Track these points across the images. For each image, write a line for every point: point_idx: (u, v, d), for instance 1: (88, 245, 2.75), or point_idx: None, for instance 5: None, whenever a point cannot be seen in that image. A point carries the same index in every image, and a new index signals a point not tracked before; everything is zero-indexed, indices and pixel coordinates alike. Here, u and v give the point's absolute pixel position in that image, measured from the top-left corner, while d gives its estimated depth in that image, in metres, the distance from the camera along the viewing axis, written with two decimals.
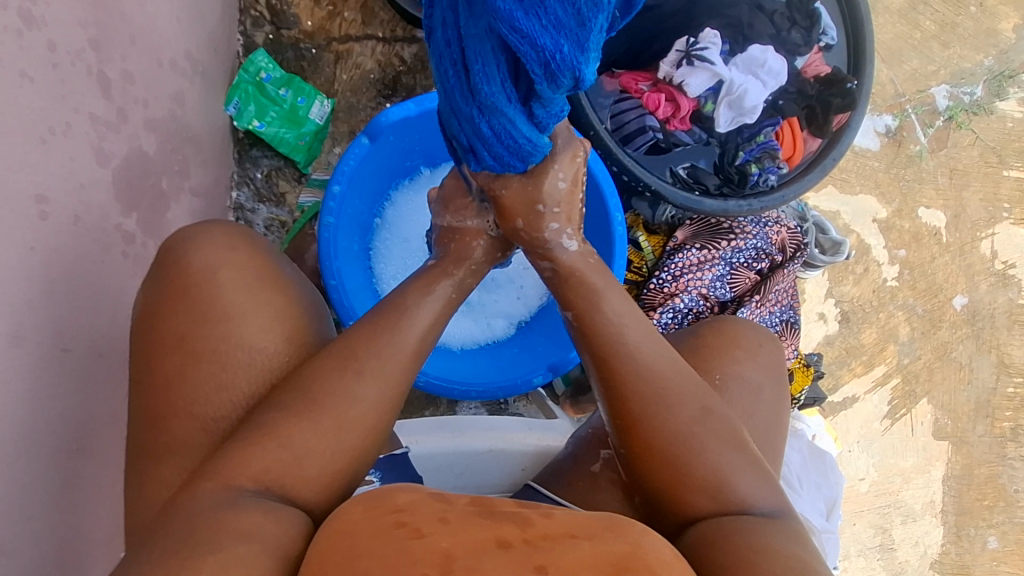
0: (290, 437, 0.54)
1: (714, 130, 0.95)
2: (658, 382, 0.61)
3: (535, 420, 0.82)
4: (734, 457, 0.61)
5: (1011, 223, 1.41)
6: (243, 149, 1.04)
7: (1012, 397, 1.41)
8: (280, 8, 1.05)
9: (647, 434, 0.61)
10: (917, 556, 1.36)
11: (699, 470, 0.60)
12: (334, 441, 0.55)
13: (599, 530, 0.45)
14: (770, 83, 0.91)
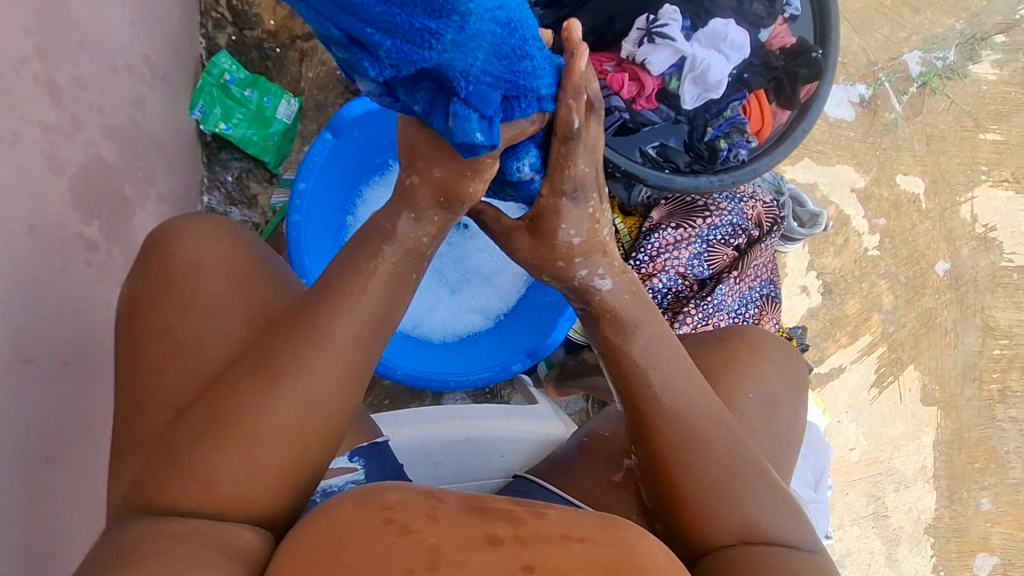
0: (213, 456, 0.49)
1: (681, 107, 0.94)
2: (686, 412, 0.61)
3: (513, 407, 0.84)
4: (756, 489, 0.59)
5: (990, 186, 1.41)
6: (212, 152, 1.03)
7: (998, 359, 1.41)
8: (241, 9, 1.04)
9: (671, 458, 0.60)
10: (910, 522, 1.37)
11: (724, 504, 0.58)
12: (256, 466, 0.50)
13: (594, 532, 0.43)
14: (734, 56, 0.91)
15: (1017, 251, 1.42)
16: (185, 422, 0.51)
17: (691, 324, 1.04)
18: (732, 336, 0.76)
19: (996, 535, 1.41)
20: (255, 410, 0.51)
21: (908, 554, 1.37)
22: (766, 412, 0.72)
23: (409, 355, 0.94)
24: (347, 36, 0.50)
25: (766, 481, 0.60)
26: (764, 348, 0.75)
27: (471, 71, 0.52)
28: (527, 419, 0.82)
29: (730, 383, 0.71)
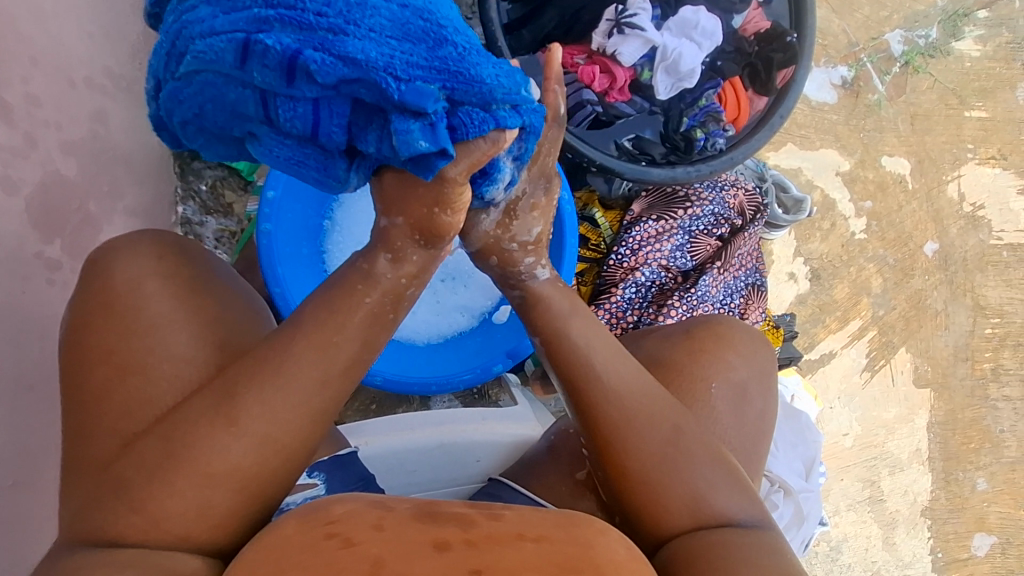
0: (155, 490, 0.49)
1: (655, 97, 0.94)
2: (628, 401, 0.61)
3: (490, 411, 0.82)
4: (713, 472, 0.59)
5: (977, 164, 1.40)
6: (184, 162, 1.02)
7: (990, 338, 1.41)
8: None
9: (619, 454, 0.59)
10: (906, 505, 1.37)
11: (675, 490, 0.58)
12: (200, 497, 0.50)
13: (550, 530, 0.42)
14: (705, 43, 0.92)
15: (1006, 229, 1.41)
16: (127, 453, 0.51)
17: (676, 316, 1.01)
18: (701, 326, 0.75)
19: (994, 514, 1.41)
20: (193, 440, 0.50)
21: (904, 537, 1.37)
22: (736, 403, 0.71)
23: (388, 360, 0.93)
24: (237, 52, 0.45)
25: (728, 469, 0.60)
26: (734, 340, 0.74)
27: (395, 64, 0.45)
28: (502, 422, 0.81)
29: (699, 375, 0.71)
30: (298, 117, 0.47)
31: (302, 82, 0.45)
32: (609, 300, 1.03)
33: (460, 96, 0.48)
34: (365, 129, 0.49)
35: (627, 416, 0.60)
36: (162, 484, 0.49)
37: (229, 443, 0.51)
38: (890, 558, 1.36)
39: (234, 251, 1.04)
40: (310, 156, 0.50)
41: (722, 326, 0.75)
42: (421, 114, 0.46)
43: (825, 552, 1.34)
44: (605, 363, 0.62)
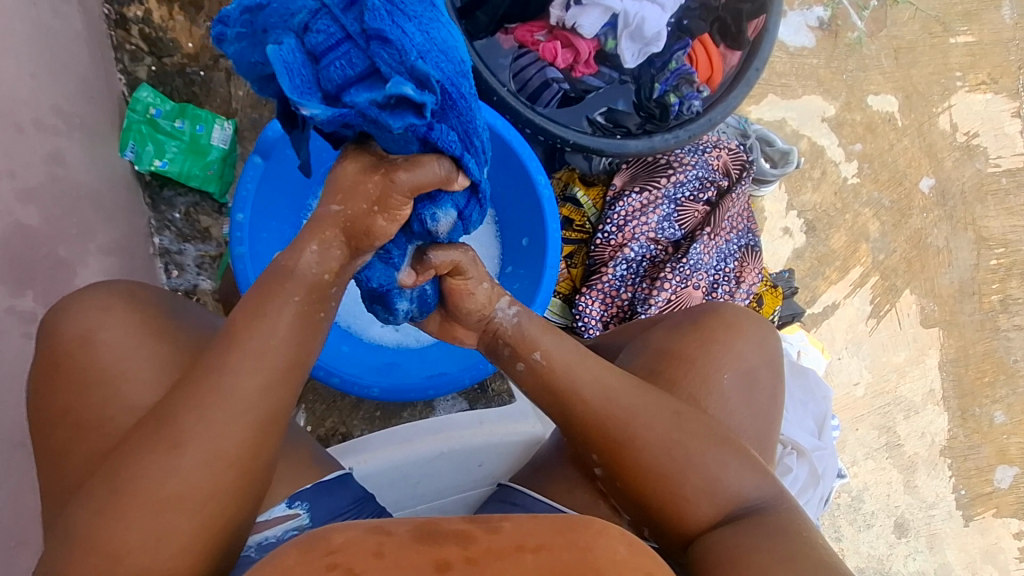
0: (109, 526, 0.49)
1: (623, 66, 0.91)
2: (626, 401, 0.61)
3: (486, 412, 0.81)
4: (722, 454, 0.60)
5: (967, 92, 1.35)
6: (154, 192, 1.00)
7: (996, 269, 1.38)
8: (156, 36, 1.00)
9: (636, 457, 0.59)
10: (925, 447, 1.36)
11: (692, 479, 0.58)
12: (156, 527, 0.49)
13: (550, 536, 0.42)
14: (669, 4, 0.88)
15: (1003, 155, 1.37)
16: (79, 501, 0.51)
17: (670, 290, 1.00)
18: (706, 314, 0.73)
19: (1015, 446, 1.40)
20: (144, 473, 0.49)
21: (926, 479, 1.36)
22: (741, 388, 0.69)
23: (385, 370, 0.91)
24: None
25: (736, 453, 0.60)
26: (739, 323, 0.73)
27: (432, 52, 0.50)
28: (500, 422, 0.80)
29: (701, 359, 0.69)
30: (323, 33, 0.49)
31: (350, 17, 0.49)
32: (600, 280, 1.02)
33: (453, 115, 0.53)
34: (364, 86, 0.50)
35: (626, 432, 0.60)
36: (116, 519, 0.49)
37: (194, 466, 0.50)
38: (913, 501, 1.36)
39: (218, 275, 1.02)
40: (300, 73, 0.50)
41: (731, 314, 0.73)
42: (422, 86, 0.49)
43: (847, 503, 1.34)
44: (597, 374, 0.62)
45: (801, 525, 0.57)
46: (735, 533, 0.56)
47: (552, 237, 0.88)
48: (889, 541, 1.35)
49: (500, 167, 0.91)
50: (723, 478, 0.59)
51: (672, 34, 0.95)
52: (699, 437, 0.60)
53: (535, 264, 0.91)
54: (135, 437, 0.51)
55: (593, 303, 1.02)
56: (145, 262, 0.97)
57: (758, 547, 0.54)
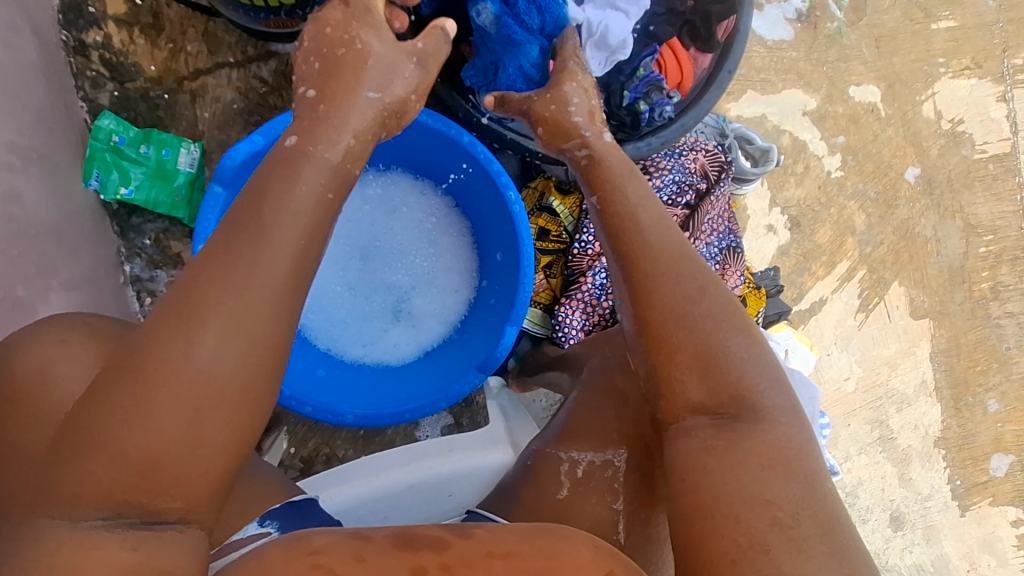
0: (124, 442, 0.46)
1: (590, 74, 0.87)
2: (664, 257, 0.67)
3: (456, 439, 0.82)
4: (734, 343, 0.64)
5: (951, 78, 1.33)
6: (122, 220, 0.99)
7: (985, 257, 1.36)
8: (117, 61, 0.98)
9: (653, 308, 0.65)
10: (919, 439, 1.35)
11: (696, 350, 0.63)
12: (185, 433, 0.47)
13: (518, 544, 0.48)
14: (633, 10, 0.83)
15: (989, 140, 1.35)
16: (67, 449, 0.46)
17: None
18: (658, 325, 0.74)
19: (1009, 433, 1.39)
20: (168, 374, 0.47)
21: (921, 470, 1.35)
22: None
23: (362, 394, 0.89)
24: None
25: (749, 352, 0.63)
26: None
27: None
28: (471, 450, 0.81)
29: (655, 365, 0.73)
30: None
31: None
32: (578, 290, 1.00)
33: None
34: None
35: (676, 309, 0.65)
36: (138, 425, 0.46)
37: (215, 354, 0.49)
38: (908, 493, 1.35)
39: None
40: None
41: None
42: None
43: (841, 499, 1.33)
44: (646, 234, 0.68)
45: (788, 441, 0.60)
46: (725, 448, 0.59)
47: (525, 250, 0.86)
48: (885, 535, 1.34)
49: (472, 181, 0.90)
50: (742, 381, 0.62)
51: (639, 41, 0.91)
52: (734, 334, 0.64)
53: (510, 276, 0.90)
54: (144, 346, 0.49)
55: (573, 313, 1.00)
56: (114, 291, 0.96)
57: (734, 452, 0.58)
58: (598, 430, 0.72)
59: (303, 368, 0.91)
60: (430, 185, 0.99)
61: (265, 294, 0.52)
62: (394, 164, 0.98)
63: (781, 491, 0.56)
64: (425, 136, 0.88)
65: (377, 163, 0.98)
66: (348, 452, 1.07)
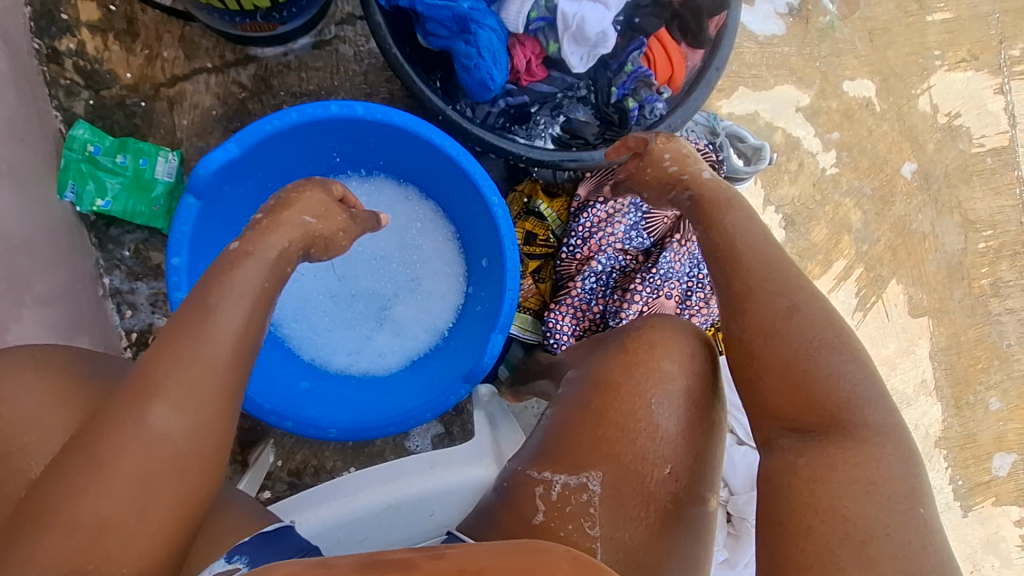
0: (79, 509, 0.51)
1: (571, 71, 0.86)
2: (760, 273, 0.68)
3: (438, 455, 0.80)
4: (832, 360, 0.64)
5: (946, 71, 1.30)
6: (101, 232, 0.97)
7: (985, 252, 1.33)
8: (91, 69, 0.96)
9: (751, 322, 0.66)
10: (919, 439, 1.33)
11: (786, 366, 0.64)
12: (137, 502, 0.52)
13: (493, 560, 0.46)
14: (613, 3, 0.83)
15: (986, 134, 1.32)
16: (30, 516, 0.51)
17: (641, 301, 0.96)
18: (632, 337, 0.72)
19: (1012, 432, 1.36)
20: (122, 446, 0.53)
21: None
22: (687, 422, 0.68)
23: (346, 406, 0.87)
24: None
25: (846, 367, 0.63)
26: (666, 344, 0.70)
27: None
28: (452, 466, 0.79)
29: (633, 391, 0.68)
30: None
31: None
32: (568, 295, 0.98)
33: None
34: None
35: (769, 328, 0.65)
36: (92, 492, 0.51)
37: (167, 423, 0.54)
38: None
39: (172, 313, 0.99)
40: None
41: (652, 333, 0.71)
42: None
43: None
44: (746, 244, 0.70)
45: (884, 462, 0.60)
46: (804, 464, 0.61)
47: (509, 256, 0.83)
48: None
49: (454, 183, 0.88)
50: (833, 400, 0.62)
51: (622, 34, 0.90)
52: (831, 350, 0.64)
53: (495, 282, 0.87)
54: (98, 423, 0.54)
55: (563, 318, 0.98)
56: (93, 305, 0.94)
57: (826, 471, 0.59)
58: (571, 455, 0.67)
59: (285, 379, 0.89)
60: (413, 190, 0.97)
61: (211, 369, 0.57)
62: (375, 168, 0.95)
63: (881, 512, 0.57)
64: (399, 142, 0.84)
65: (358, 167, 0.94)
66: (337, 464, 1.06)
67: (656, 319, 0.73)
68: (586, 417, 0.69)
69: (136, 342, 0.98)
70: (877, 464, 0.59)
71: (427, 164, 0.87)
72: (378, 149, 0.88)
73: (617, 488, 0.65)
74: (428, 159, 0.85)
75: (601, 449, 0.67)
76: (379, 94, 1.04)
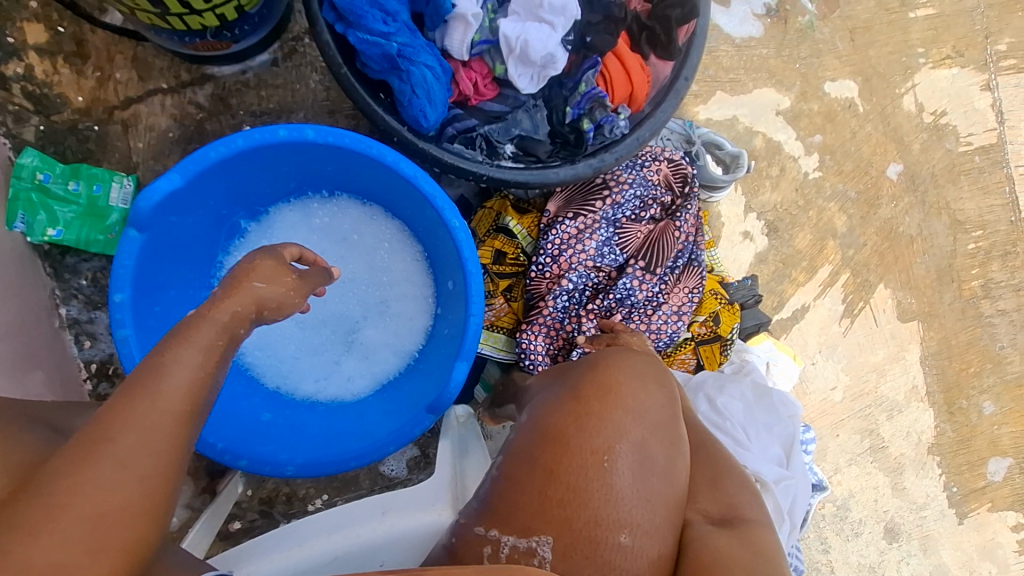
0: (18, 559, 0.44)
1: (521, 91, 0.82)
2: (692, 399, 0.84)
3: (392, 500, 0.80)
4: (736, 472, 0.76)
5: (931, 68, 1.27)
6: (56, 261, 0.94)
7: (975, 253, 1.30)
8: (41, 93, 0.92)
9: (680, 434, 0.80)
10: (911, 447, 1.30)
11: (703, 469, 0.76)
12: (90, 547, 0.46)
13: None
14: (559, 22, 0.79)
15: (973, 132, 1.29)
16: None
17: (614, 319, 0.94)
18: (586, 383, 0.73)
19: (1007, 436, 1.33)
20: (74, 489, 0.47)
21: (915, 479, 1.30)
22: (639, 470, 0.68)
23: (308, 437, 0.84)
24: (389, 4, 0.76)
25: (745, 478, 0.75)
26: (623, 394, 0.72)
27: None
28: (406, 513, 0.78)
29: (585, 444, 0.68)
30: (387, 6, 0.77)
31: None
32: (539, 315, 0.95)
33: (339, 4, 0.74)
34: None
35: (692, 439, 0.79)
36: (38, 539, 0.45)
37: (129, 462, 0.50)
38: (903, 503, 1.29)
39: None
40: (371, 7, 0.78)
41: (606, 375, 0.73)
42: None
43: (833, 513, 1.28)
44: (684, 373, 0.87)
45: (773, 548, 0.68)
46: (707, 541, 0.68)
47: (473, 277, 0.80)
48: (880, 548, 1.29)
49: (415, 203, 0.84)
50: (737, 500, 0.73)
51: (574, 53, 0.84)
52: (743, 473, 0.76)
53: (459, 303, 0.84)
54: (50, 468, 0.49)
55: (536, 338, 0.95)
56: (49, 338, 0.91)
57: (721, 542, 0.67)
58: (518, 516, 0.66)
59: (243, 413, 0.85)
60: (379, 210, 0.93)
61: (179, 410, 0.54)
62: (337, 189, 0.91)
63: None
64: (356, 162, 0.81)
65: (320, 188, 0.91)
66: (309, 492, 1.03)
67: (614, 362, 0.75)
68: (534, 473, 0.68)
69: (97, 373, 0.96)
70: (766, 545, 0.68)
71: (386, 184, 0.84)
72: (338, 170, 0.85)
73: (567, 553, 0.64)
74: (386, 179, 0.82)
75: (549, 509, 0.66)
76: (342, 111, 1.00)
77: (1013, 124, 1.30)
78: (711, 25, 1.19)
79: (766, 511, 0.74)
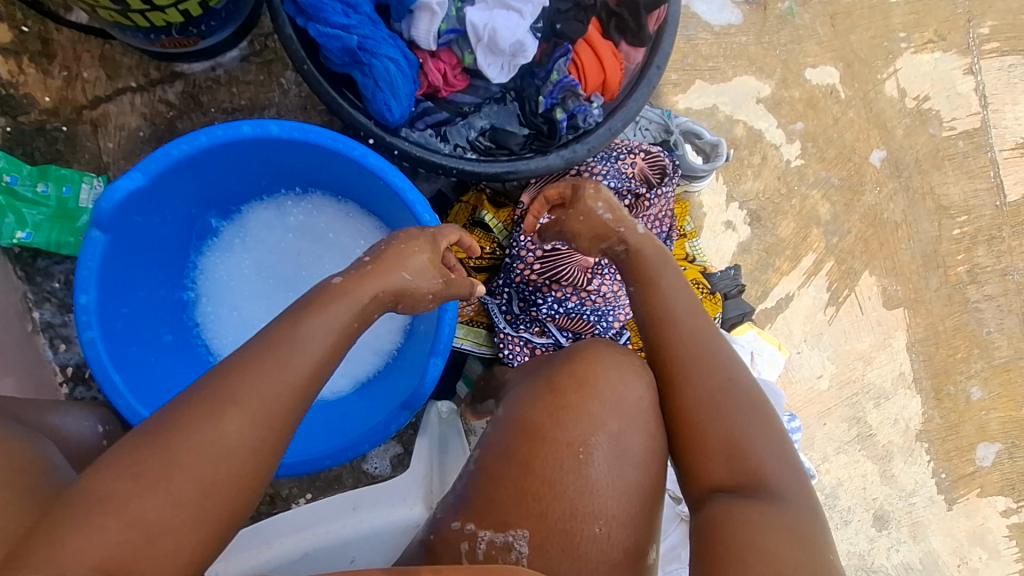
0: (137, 509, 0.49)
1: (492, 81, 0.81)
2: (698, 343, 0.73)
3: (362, 497, 0.82)
4: (758, 432, 0.67)
5: (913, 53, 1.26)
6: (26, 264, 0.93)
7: (960, 239, 1.29)
8: (7, 93, 0.91)
9: (687, 388, 0.70)
10: (899, 434, 1.29)
11: (715, 432, 0.67)
12: (197, 508, 0.51)
13: None
14: (527, 9, 0.78)
15: (957, 117, 1.28)
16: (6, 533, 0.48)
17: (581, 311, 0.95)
18: (560, 374, 0.72)
19: (995, 421, 1.33)
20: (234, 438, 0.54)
21: (903, 466, 1.29)
22: (615, 461, 0.68)
23: None
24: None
25: (767, 437, 0.67)
26: (599, 385, 0.71)
27: None
28: (377, 509, 0.79)
29: (561, 437, 0.68)
30: None
31: None
32: None
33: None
34: None
35: (704, 396, 0.69)
36: (158, 493, 0.50)
37: (241, 433, 0.54)
38: (892, 491, 1.29)
39: None
40: None
41: (583, 368, 0.72)
42: None
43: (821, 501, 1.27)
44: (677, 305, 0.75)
45: (804, 517, 0.61)
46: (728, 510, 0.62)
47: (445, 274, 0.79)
48: (870, 536, 1.29)
49: (384, 197, 0.83)
50: (761, 467, 0.65)
51: (545, 41, 0.83)
52: (771, 427, 0.68)
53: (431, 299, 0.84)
54: (200, 412, 0.54)
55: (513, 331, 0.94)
56: (22, 342, 0.90)
57: (740, 514, 0.61)
58: (496, 509, 0.66)
59: None
60: (354, 206, 0.91)
61: (286, 393, 0.57)
62: (311, 187, 0.90)
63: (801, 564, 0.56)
64: (324, 159, 0.80)
65: (292, 186, 0.90)
66: (292, 491, 1.02)
67: (593, 352, 0.74)
68: (510, 467, 0.68)
69: (72, 377, 0.95)
70: (795, 515, 0.60)
71: (356, 179, 0.83)
72: (308, 167, 0.84)
73: (543, 547, 0.64)
74: (355, 173, 0.81)
75: (525, 503, 0.66)
76: (315, 106, 0.99)
77: (997, 108, 1.30)
78: (689, 12, 1.17)
79: (798, 472, 0.66)
